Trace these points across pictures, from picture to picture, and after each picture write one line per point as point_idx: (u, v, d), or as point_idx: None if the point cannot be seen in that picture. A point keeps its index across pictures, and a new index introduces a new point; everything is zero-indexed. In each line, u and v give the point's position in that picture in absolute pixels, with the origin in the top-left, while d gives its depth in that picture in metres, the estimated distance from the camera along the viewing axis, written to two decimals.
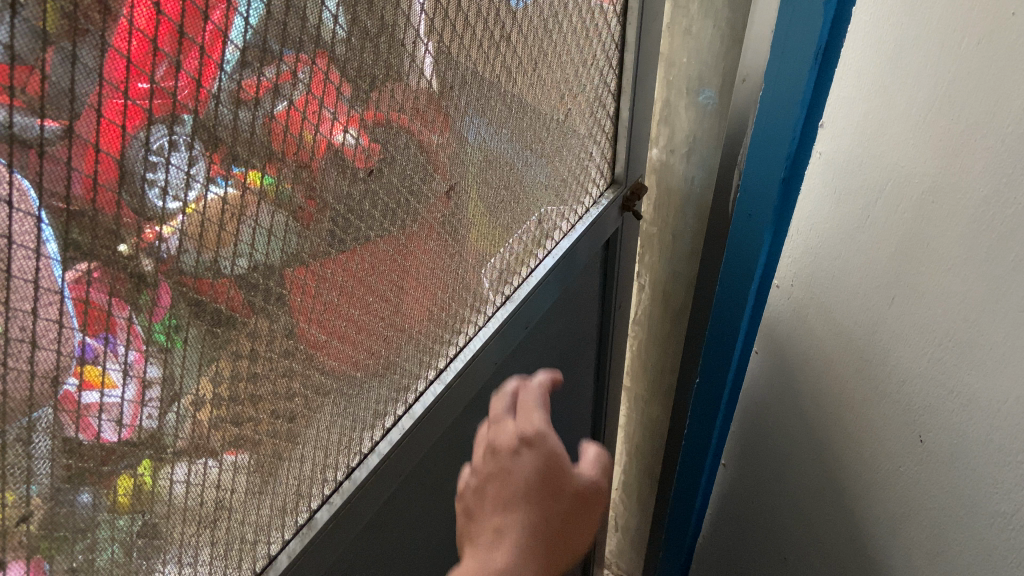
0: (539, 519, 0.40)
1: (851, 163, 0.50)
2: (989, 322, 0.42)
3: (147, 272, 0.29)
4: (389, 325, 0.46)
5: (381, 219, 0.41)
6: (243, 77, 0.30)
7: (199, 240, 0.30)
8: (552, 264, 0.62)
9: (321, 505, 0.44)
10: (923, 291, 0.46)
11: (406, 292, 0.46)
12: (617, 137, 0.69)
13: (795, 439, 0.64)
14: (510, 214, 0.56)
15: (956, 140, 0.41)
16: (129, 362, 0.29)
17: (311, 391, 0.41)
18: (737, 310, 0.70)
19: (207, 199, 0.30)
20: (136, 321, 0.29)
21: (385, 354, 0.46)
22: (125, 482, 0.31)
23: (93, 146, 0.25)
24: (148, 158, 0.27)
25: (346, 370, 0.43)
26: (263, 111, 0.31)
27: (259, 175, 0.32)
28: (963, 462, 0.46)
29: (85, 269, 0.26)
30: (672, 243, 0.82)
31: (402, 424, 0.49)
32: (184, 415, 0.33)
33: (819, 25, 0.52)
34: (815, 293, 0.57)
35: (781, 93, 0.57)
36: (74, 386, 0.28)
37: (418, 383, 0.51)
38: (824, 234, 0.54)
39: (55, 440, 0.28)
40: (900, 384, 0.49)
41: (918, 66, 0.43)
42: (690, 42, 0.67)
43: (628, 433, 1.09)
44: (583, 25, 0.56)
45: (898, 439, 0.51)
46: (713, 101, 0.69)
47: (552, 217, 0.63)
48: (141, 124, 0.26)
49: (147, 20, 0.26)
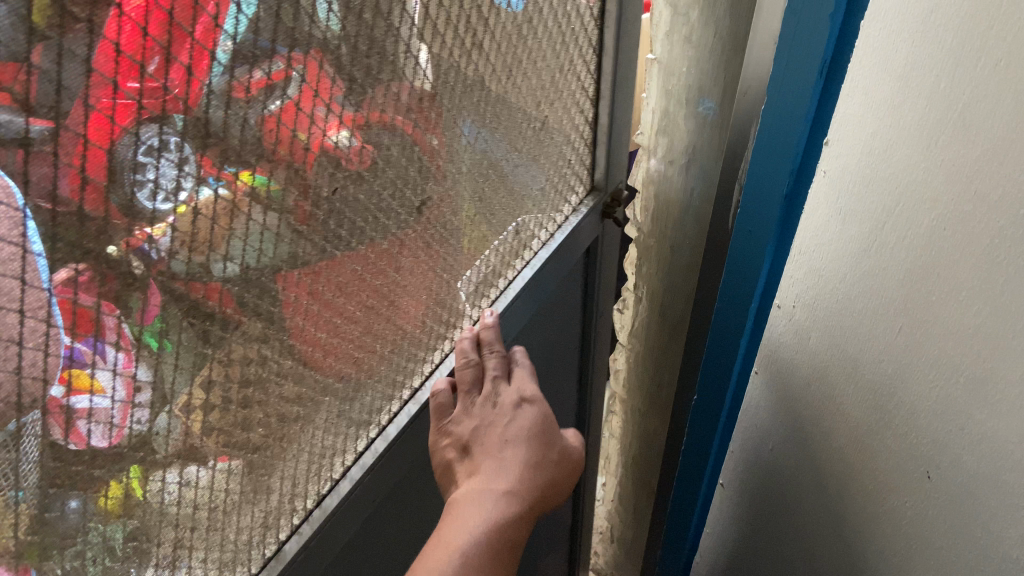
0: (533, 456, 0.47)
1: (857, 183, 0.48)
2: (1002, 359, 0.39)
3: (137, 276, 0.28)
4: (360, 347, 0.43)
5: (348, 237, 0.38)
6: (233, 78, 0.29)
7: (189, 247, 0.30)
8: (530, 275, 0.59)
9: (290, 536, 0.42)
10: (932, 320, 0.44)
11: (377, 313, 0.44)
12: (597, 143, 0.66)
13: (797, 464, 0.62)
14: (487, 224, 0.54)
15: (970, 167, 0.39)
16: (119, 367, 0.29)
17: (274, 419, 0.38)
18: (736, 327, 0.68)
19: (198, 202, 0.29)
20: (125, 325, 0.29)
21: (356, 376, 0.44)
22: (115, 486, 0.31)
23: (80, 147, 0.24)
24: (138, 159, 0.26)
25: (312, 393, 0.40)
26: (252, 113, 0.30)
27: (249, 175, 0.31)
28: (972, 502, 0.43)
29: (70, 274, 0.26)
30: (670, 255, 0.80)
31: (382, 439, 0.47)
32: (175, 422, 0.32)
33: (825, 37, 0.49)
34: (819, 315, 0.55)
35: (784, 108, 0.54)
36: (61, 394, 0.27)
37: (391, 404, 0.49)
38: (829, 254, 0.52)
39: (44, 448, 0.27)
40: (907, 417, 0.47)
41: (931, 84, 0.40)
42: (690, 51, 0.65)
43: (625, 445, 1.07)
44: (560, 29, 0.53)
45: (902, 472, 0.49)
46: (714, 112, 0.67)
47: (530, 227, 0.60)
48: (131, 124, 0.26)
49: (119, 21, 0.24)
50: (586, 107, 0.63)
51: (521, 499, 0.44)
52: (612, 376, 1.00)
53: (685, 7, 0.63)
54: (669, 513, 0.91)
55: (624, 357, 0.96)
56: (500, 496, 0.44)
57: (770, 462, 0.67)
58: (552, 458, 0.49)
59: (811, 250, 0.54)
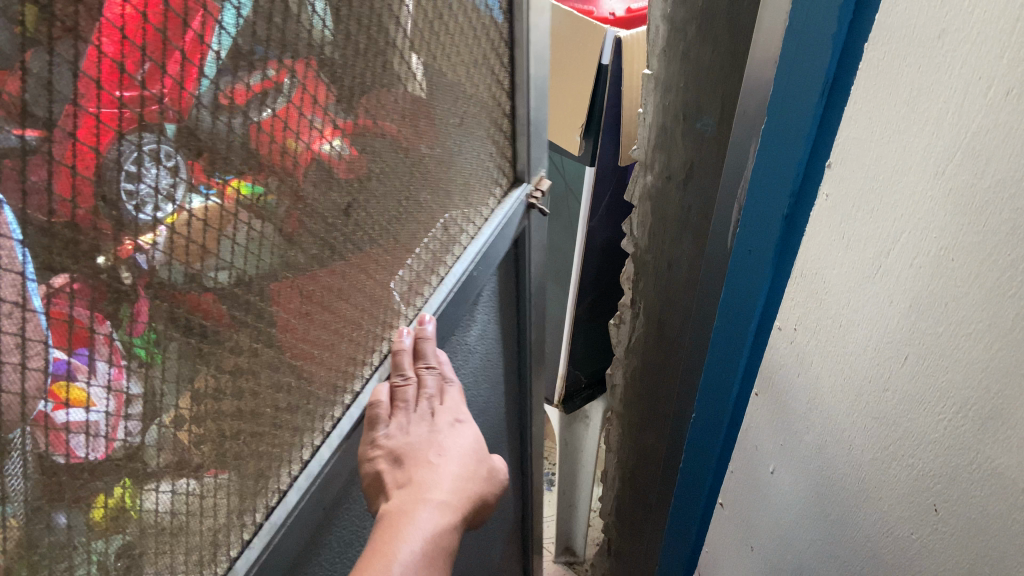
0: (469, 467, 0.56)
1: (860, 208, 0.47)
2: (1014, 394, 0.38)
3: (126, 285, 0.31)
4: (298, 352, 0.44)
5: (319, 234, 0.43)
6: (228, 85, 0.34)
7: (185, 259, 0.34)
8: (463, 273, 0.61)
9: (241, 553, 0.43)
10: (940, 353, 0.43)
11: (312, 318, 0.45)
12: (516, 137, 0.67)
13: (797, 487, 0.61)
14: (406, 231, 0.54)
15: (979, 197, 0.38)
16: (110, 379, 0.31)
17: (228, 429, 0.40)
18: (737, 345, 0.68)
19: (185, 211, 0.33)
20: (115, 337, 0.31)
21: (295, 382, 0.45)
22: (103, 499, 0.33)
23: (68, 165, 0.27)
24: (127, 168, 0.29)
25: (250, 404, 0.41)
26: (249, 119, 0.35)
27: (245, 185, 0.36)
28: (981, 539, 0.42)
29: (63, 282, 0.28)
30: (668, 271, 0.78)
31: (332, 440, 0.49)
32: (163, 436, 0.35)
33: (826, 59, 0.48)
34: (822, 339, 0.54)
35: (784, 129, 0.53)
36: (50, 408, 0.29)
37: (334, 409, 0.50)
38: (832, 279, 0.51)
39: (30, 462, 0.29)
40: (915, 448, 0.46)
41: (939, 112, 0.39)
42: (688, 66, 0.64)
43: (621, 459, 1.06)
44: (472, 26, 0.56)
45: (908, 503, 0.48)
46: (712, 128, 0.64)
47: (458, 222, 0.62)
48: (111, 142, 0.29)
49: (105, 35, 0.27)
50: (502, 100, 0.64)
51: (454, 512, 0.51)
52: (611, 388, 1.00)
53: (683, 23, 0.62)
54: (670, 516, 0.92)
55: (622, 369, 0.95)
56: (438, 508, 0.50)
57: (769, 484, 0.66)
58: (485, 476, 0.57)
59: (813, 274, 0.53)
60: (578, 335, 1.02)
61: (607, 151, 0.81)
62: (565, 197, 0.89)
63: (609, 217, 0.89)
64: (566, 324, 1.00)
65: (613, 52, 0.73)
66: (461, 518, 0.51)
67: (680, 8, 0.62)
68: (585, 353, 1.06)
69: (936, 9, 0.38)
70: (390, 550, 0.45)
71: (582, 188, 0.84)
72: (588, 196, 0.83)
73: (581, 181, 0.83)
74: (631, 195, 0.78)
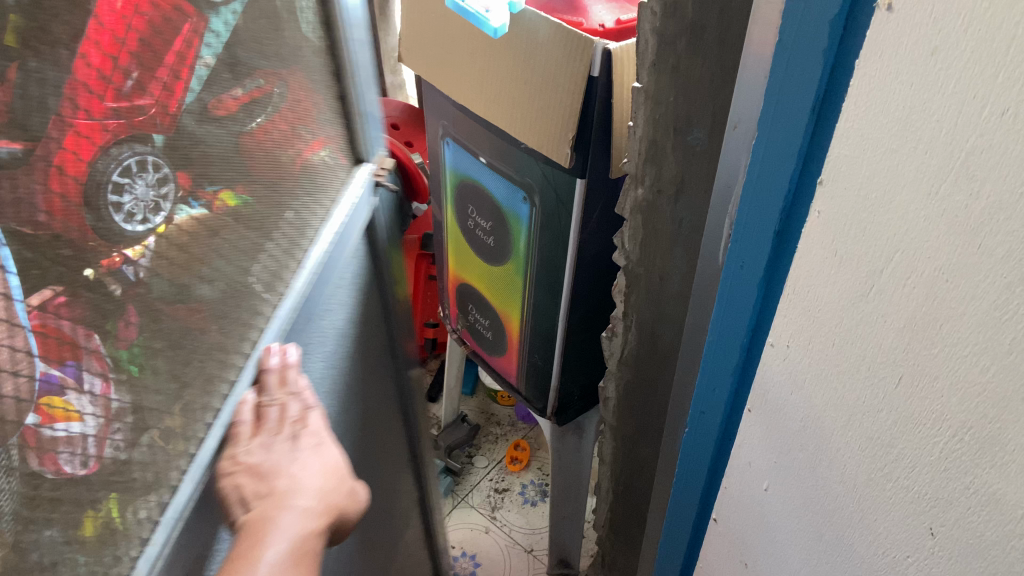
0: (336, 478, 0.60)
1: (852, 226, 0.46)
2: (1011, 420, 0.38)
3: (113, 305, 0.40)
4: (178, 351, 0.47)
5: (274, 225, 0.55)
6: (208, 100, 0.46)
7: (167, 260, 0.44)
8: (310, 272, 0.59)
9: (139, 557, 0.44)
10: (936, 373, 0.42)
11: (173, 311, 0.46)
12: (348, 113, 0.64)
13: (789, 505, 0.61)
14: (257, 212, 0.53)
15: (972, 218, 0.37)
16: (96, 390, 0.40)
17: (130, 431, 0.43)
18: (730, 359, 0.67)
19: (172, 217, 0.44)
20: (101, 355, 0.40)
21: (175, 385, 0.47)
22: (92, 512, 0.41)
23: (73, 160, 0.36)
24: (119, 178, 0.39)
25: (138, 395, 0.44)
26: (230, 132, 0.48)
27: (229, 195, 0.49)
28: (977, 562, 0.43)
29: (46, 299, 0.36)
30: (660, 285, 0.77)
31: (199, 465, 0.49)
32: (137, 440, 0.44)
33: (817, 74, 0.47)
34: (815, 356, 0.53)
35: (775, 144, 0.52)
36: (38, 420, 0.37)
37: (199, 429, 0.49)
38: (826, 296, 0.50)
39: (27, 470, 0.36)
40: (909, 470, 0.46)
41: (931, 132, 0.38)
42: (678, 80, 0.63)
43: (613, 472, 1.06)
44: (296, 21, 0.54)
45: (901, 524, 0.48)
46: (703, 142, 0.63)
47: (309, 216, 0.60)
48: (104, 148, 0.38)
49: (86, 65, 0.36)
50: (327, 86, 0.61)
51: (325, 514, 0.57)
52: (603, 402, 0.98)
53: (672, 36, 0.61)
54: (665, 529, 0.92)
55: (614, 383, 0.94)
56: (304, 513, 0.55)
57: (761, 501, 0.66)
58: (346, 491, 0.61)
59: (806, 291, 0.52)
60: (570, 347, 1.01)
61: (598, 162, 0.80)
62: (555, 209, 0.86)
63: (601, 229, 0.88)
64: (557, 336, 0.99)
65: (603, 66, 0.71)
66: (322, 525, 0.57)
67: (667, 21, 0.60)
68: (578, 365, 1.05)
69: (927, 27, 0.37)
70: (257, 556, 0.51)
71: (571, 202, 0.84)
72: (575, 210, 0.84)
73: (570, 196, 0.83)
74: (622, 208, 0.77)
